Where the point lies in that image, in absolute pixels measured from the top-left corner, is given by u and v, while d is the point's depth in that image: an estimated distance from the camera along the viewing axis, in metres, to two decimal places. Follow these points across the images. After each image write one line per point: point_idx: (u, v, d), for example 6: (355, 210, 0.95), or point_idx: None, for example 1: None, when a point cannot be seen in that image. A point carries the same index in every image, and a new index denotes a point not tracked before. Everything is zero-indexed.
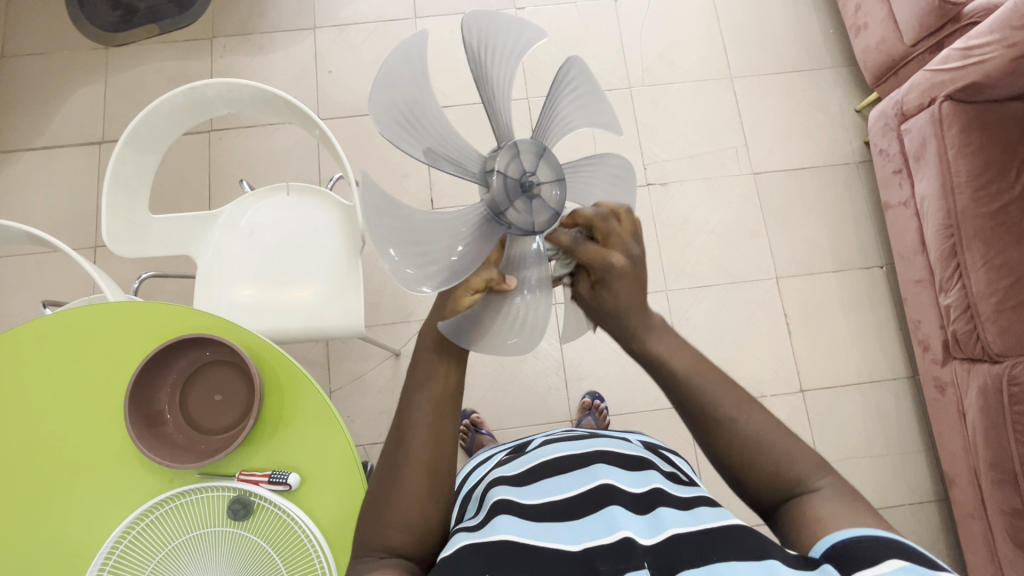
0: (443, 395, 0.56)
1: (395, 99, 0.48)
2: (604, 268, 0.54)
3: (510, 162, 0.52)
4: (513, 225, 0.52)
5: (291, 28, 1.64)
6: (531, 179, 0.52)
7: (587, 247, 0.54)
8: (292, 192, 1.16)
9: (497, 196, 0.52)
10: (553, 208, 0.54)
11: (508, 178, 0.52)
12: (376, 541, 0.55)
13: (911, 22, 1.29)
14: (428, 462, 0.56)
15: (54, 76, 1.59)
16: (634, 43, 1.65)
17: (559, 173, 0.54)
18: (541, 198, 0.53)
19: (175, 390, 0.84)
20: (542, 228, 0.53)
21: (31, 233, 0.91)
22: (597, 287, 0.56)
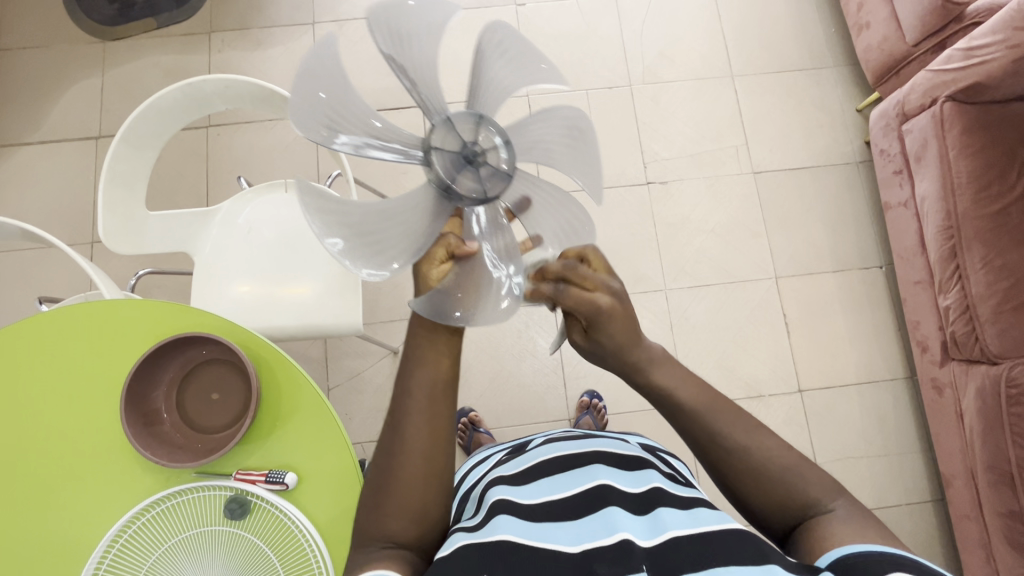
0: (438, 383, 0.55)
1: (314, 103, 0.53)
2: (591, 309, 0.55)
3: (447, 137, 0.58)
4: (463, 196, 0.58)
5: (290, 23, 1.63)
6: (474, 149, 0.58)
7: (569, 294, 0.55)
8: (291, 188, 1.16)
9: (441, 171, 0.57)
10: (501, 170, 0.59)
11: (450, 153, 0.57)
12: (377, 532, 0.55)
13: (913, 21, 1.29)
14: (423, 451, 0.54)
15: (51, 69, 1.58)
16: (635, 41, 1.64)
17: (500, 134, 0.59)
18: (486, 164, 0.58)
19: (171, 388, 0.84)
20: (492, 193, 0.59)
21: (26, 229, 0.90)
22: (590, 332, 0.57)
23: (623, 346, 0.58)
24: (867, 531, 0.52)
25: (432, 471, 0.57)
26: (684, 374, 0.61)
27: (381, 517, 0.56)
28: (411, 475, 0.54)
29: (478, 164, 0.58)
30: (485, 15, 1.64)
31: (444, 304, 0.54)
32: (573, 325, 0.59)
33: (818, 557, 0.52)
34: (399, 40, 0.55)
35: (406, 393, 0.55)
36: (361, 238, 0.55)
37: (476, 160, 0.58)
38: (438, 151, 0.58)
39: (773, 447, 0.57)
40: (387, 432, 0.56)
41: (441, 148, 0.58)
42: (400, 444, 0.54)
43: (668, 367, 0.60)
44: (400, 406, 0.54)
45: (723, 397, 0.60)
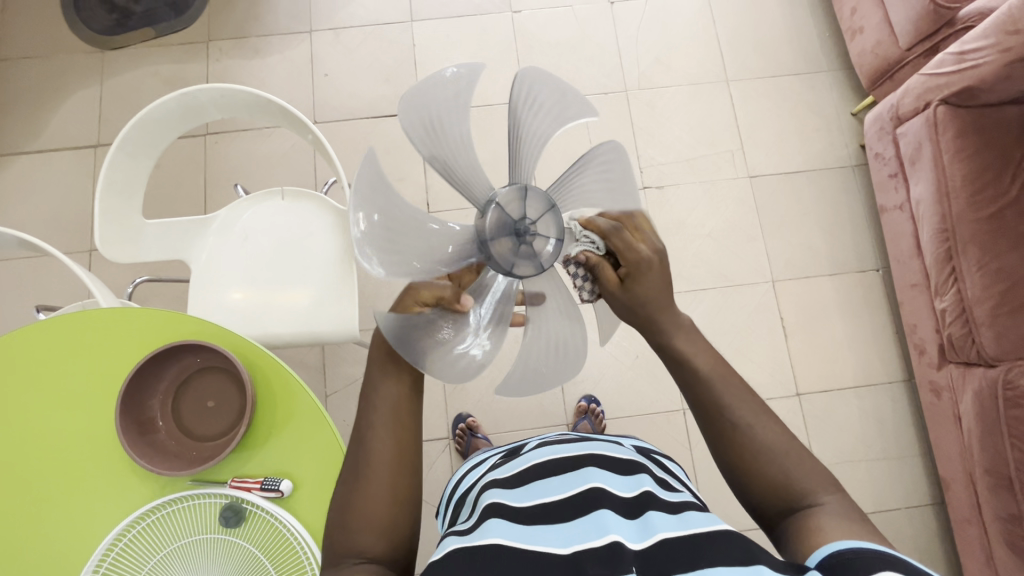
0: (401, 402, 0.60)
1: (419, 116, 0.52)
2: (637, 256, 0.57)
3: (514, 203, 0.57)
4: (494, 260, 0.56)
5: (288, 32, 1.64)
6: (527, 225, 0.56)
7: (621, 235, 0.57)
8: (287, 196, 1.16)
9: (489, 227, 0.56)
10: (539, 259, 0.56)
11: (506, 216, 0.56)
12: (347, 545, 0.55)
13: (906, 26, 1.29)
14: (388, 462, 0.58)
15: (50, 79, 1.59)
16: (630, 47, 1.65)
17: (560, 230, 0.57)
18: (530, 245, 0.56)
19: (167, 396, 0.84)
20: (518, 274, 0.57)
21: (23, 238, 0.90)
22: (626, 278, 0.57)
23: (652, 300, 0.59)
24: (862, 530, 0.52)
25: None
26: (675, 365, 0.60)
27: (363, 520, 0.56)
28: (376, 491, 0.57)
29: (524, 241, 0.56)
30: (481, 22, 1.65)
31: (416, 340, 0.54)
32: (608, 274, 0.58)
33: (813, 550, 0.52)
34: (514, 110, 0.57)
35: (370, 410, 0.59)
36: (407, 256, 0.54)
37: (526, 237, 0.56)
38: (498, 207, 0.57)
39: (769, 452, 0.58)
40: (349, 456, 0.60)
41: (503, 209, 0.57)
42: (364, 461, 0.58)
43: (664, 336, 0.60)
44: (363, 425, 0.59)
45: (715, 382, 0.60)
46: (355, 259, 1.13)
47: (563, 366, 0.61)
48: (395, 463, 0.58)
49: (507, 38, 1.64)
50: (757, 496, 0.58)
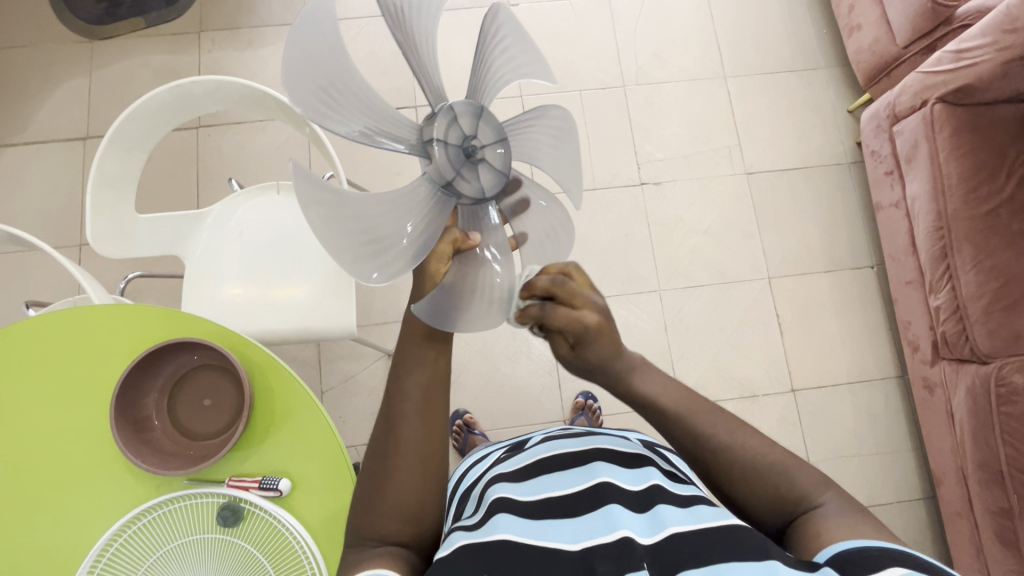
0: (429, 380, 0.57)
1: (315, 78, 0.49)
2: (580, 327, 0.58)
3: (448, 130, 0.55)
4: (461, 194, 0.57)
5: (282, 23, 1.61)
6: (473, 145, 0.55)
7: (558, 313, 0.58)
8: (282, 191, 1.14)
9: (441, 166, 0.55)
10: (497, 168, 0.57)
11: (450, 148, 0.55)
12: (370, 531, 0.56)
13: (904, 24, 1.30)
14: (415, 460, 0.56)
15: (37, 68, 1.56)
16: (628, 42, 1.64)
17: (500, 133, 0.57)
18: (483, 161, 0.56)
19: (163, 395, 0.82)
20: (488, 190, 0.58)
21: (13, 233, 0.88)
22: (577, 346, 0.60)
23: (605, 361, 0.62)
24: (864, 523, 0.53)
25: (429, 476, 0.57)
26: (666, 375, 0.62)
27: (384, 514, 0.56)
28: (413, 493, 0.56)
29: (474, 162, 0.56)
30: (477, 15, 1.63)
31: (445, 303, 0.56)
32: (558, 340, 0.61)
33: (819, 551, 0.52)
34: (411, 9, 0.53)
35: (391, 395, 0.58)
36: (366, 249, 0.51)
37: (475, 157, 0.56)
38: (439, 143, 0.55)
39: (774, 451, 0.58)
40: (378, 438, 0.58)
41: (445, 142, 0.55)
42: (395, 450, 0.56)
43: (646, 378, 0.63)
44: (396, 416, 0.57)
45: None
46: None
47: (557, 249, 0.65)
48: (424, 460, 0.57)
49: None
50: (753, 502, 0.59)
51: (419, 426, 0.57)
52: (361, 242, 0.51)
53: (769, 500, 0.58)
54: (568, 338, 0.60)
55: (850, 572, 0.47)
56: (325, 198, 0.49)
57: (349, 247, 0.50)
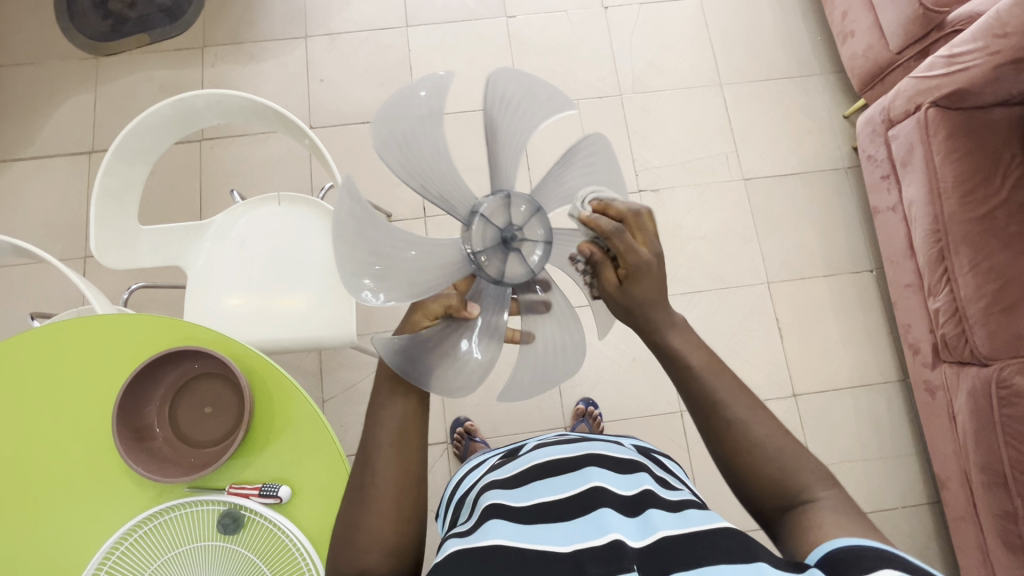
0: (407, 415, 0.60)
1: (399, 128, 0.54)
2: (638, 260, 0.57)
3: (499, 212, 0.60)
4: (483, 270, 0.60)
5: (283, 37, 1.64)
6: (515, 233, 0.60)
7: (622, 237, 0.57)
8: (282, 202, 1.16)
9: (476, 238, 0.60)
10: (527, 265, 0.61)
11: (492, 225, 0.60)
12: (353, 562, 0.56)
13: (896, 30, 1.31)
14: (401, 480, 0.59)
15: (44, 84, 1.58)
16: (625, 51, 1.66)
17: (547, 236, 0.60)
18: (518, 252, 0.60)
19: (164, 403, 0.83)
20: (511, 282, 0.61)
21: (18, 245, 0.89)
22: (626, 281, 0.58)
23: (648, 301, 0.59)
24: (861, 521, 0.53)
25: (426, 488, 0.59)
26: (685, 356, 0.62)
27: (385, 533, 0.57)
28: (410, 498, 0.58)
29: (511, 249, 0.60)
30: (475, 27, 1.65)
31: (417, 354, 0.59)
32: (609, 273, 0.59)
33: (812, 549, 0.52)
34: (434, 114, 0.56)
35: (376, 425, 0.60)
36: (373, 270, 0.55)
37: (512, 245, 0.60)
38: (482, 219, 0.60)
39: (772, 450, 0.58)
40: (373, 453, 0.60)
41: (489, 221, 0.60)
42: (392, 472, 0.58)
43: None
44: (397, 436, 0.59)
45: (710, 385, 0.62)
46: None
47: (560, 370, 0.65)
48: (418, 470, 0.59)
49: (502, 42, 1.64)
50: (754, 495, 0.59)
51: (413, 428, 0.60)
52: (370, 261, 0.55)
53: (766, 495, 0.58)
54: (619, 271, 0.58)
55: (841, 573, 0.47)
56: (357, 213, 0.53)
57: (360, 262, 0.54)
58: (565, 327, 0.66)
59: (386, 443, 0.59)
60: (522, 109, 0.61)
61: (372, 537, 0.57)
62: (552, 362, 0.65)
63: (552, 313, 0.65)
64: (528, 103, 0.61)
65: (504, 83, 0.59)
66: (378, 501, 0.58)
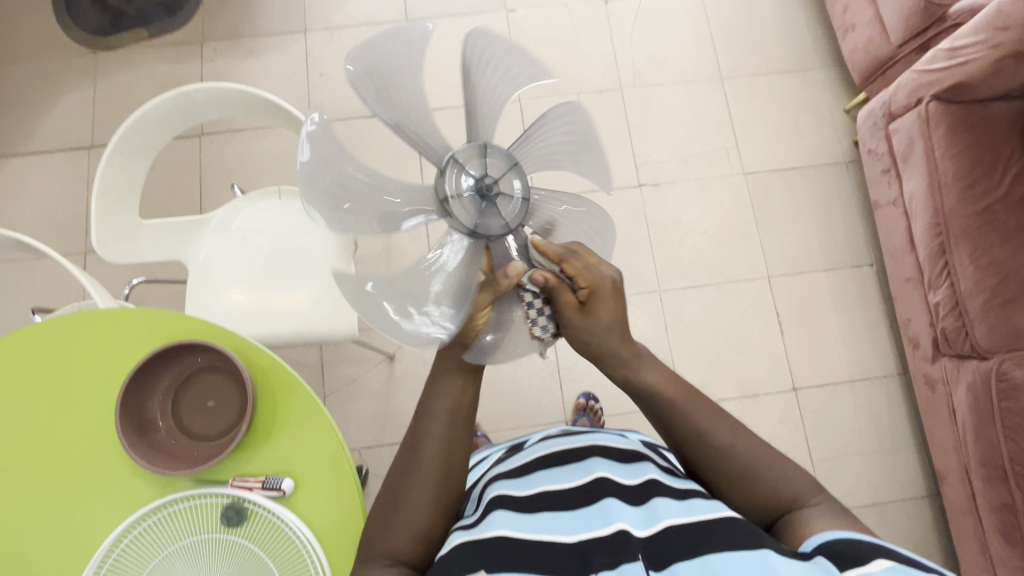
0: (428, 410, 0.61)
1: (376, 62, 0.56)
2: (596, 277, 0.59)
3: (461, 181, 0.60)
4: (490, 233, 0.61)
5: (282, 31, 1.63)
6: (489, 184, 0.60)
7: (576, 260, 0.59)
8: (283, 196, 1.16)
9: (451, 185, 0.60)
10: (504, 218, 0.61)
11: (468, 174, 0.60)
12: (384, 549, 0.58)
13: (897, 23, 1.31)
14: (424, 473, 0.59)
15: (43, 79, 1.58)
16: (625, 44, 1.65)
17: (525, 193, 0.62)
18: (493, 204, 0.60)
19: (167, 397, 0.83)
20: (515, 223, 0.62)
21: (19, 239, 0.89)
22: (588, 301, 0.59)
23: (609, 329, 0.60)
24: None
25: (446, 482, 0.59)
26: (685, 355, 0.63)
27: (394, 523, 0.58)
28: (418, 488, 0.58)
29: (490, 199, 0.60)
30: (475, 21, 1.65)
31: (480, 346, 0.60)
32: (567, 297, 0.58)
33: (815, 534, 0.53)
34: (479, 64, 0.60)
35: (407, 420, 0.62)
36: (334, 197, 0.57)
37: (490, 195, 0.60)
38: (460, 168, 0.60)
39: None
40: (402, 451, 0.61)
41: (460, 195, 0.60)
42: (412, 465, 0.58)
43: (646, 371, 0.63)
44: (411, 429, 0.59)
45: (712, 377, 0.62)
46: (352, 257, 1.13)
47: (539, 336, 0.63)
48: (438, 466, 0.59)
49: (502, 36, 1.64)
50: (759, 483, 0.59)
51: (427, 418, 0.60)
52: (335, 191, 0.57)
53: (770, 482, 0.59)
54: (580, 292, 0.58)
55: (839, 563, 0.48)
56: (402, 62, 0.57)
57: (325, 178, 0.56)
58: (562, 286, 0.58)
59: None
60: (573, 146, 0.66)
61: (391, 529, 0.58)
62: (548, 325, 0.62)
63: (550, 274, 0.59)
64: (581, 147, 0.66)
65: (568, 115, 0.64)
66: (397, 492, 0.59)
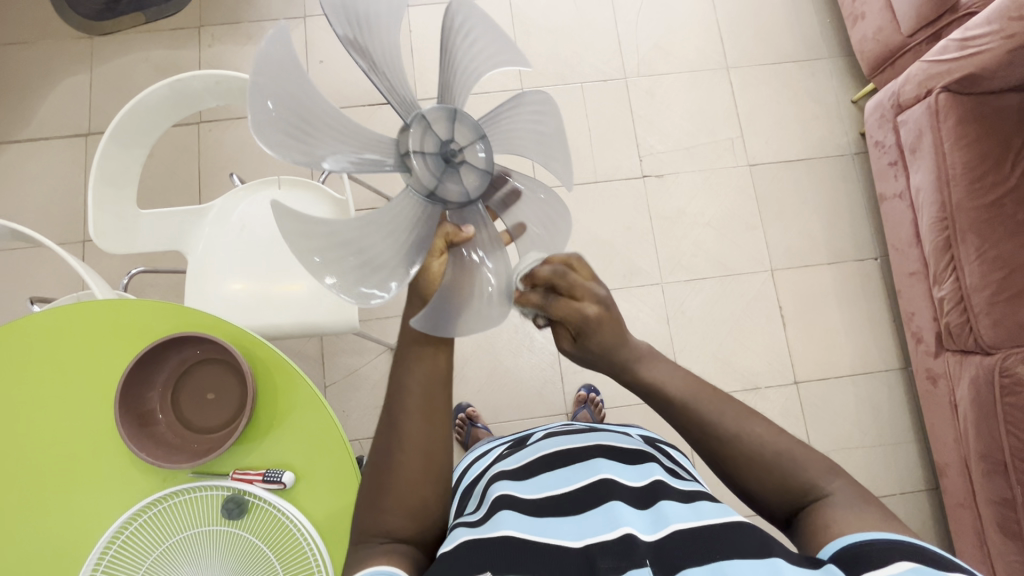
0: (427, 383, 0.57)
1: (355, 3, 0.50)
2: (580, 318, 0.58)
3: (424, 139, 0.56)
4: (447, 200, 0.57)
5: (281, 17, 1.61)
6: (452, 148, 0.57)
7: (559, 303, 0.58)
8: (283, 185, 1.14)
9: (415, 143, 0.55)
10: (466, 185, 0.58)
11: (432, 134, 0.56)
12: (377, 528, 0.57)
13: (909, 13, 1.28)
14: (416, 455, 0.57)
15: (38, 65, 1.56)
16: (629, 33, 1.63)
17: (489, 165, 0.59)
18: (456, 168, 0.57)
19: (166, 389, 0.83)
20: (476, 194, 0.59)
21: (15, 229, 0.88)
22: (578, 339, 0.60)
23: (610, 351, 0.60)
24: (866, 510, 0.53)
25: (433, 468, 0.57)
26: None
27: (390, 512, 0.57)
28: (409, 470, 0.56)
29: (455, 164, 0.57)
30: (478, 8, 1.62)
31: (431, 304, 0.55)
32: (562, 332, 0.61)
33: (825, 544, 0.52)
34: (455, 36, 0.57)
35: (397, 391, 0.57)
36: (288, 127, 0.49)
37: (455, 161, 0.57)
38: (425, 126, 0.56)
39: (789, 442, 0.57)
40: (382, 434, 0.58)
41: (422, 153, 0.55)
42: (402, 446, 0.56)
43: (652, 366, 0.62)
44: (397, 403, 0.57)
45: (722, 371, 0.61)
46: None
47: (497, 307, 0.59)
48: (428, 454, 0.57)
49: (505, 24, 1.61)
50: (760, 498, 0.58)
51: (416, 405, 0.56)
52: (288, 121, 0.49)
53: (776, 503, 0.57)
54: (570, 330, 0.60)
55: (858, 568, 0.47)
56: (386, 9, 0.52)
57: (279, 93, 0.48)
58: (500, 264, 0.60)
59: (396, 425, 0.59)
60: (537, 136, 0.63)
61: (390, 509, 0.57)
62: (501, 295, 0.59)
63: (493, 254, 0.60)
64: (541, 139, 0.63)
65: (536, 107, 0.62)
66: (382, 476, 0.57)
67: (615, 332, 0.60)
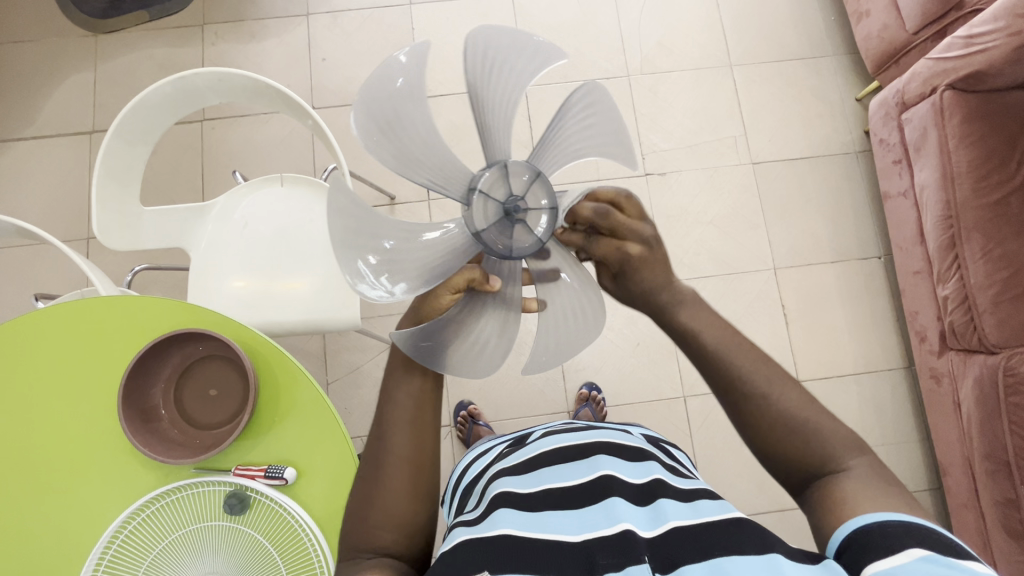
0: (419, 398, 0.59)
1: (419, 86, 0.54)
2: (620, 259, 0.57)
3: (498, 185, 0.57)
4: (487, 244, 0.57)
5: (285, 15, 1.61)
6: (517, 204, 0.56)
7: (601, 243, 0.57)
8: (286, 182, 1.15)
9: (486, 184, 0.57)
10: (512, 241, 0.57)
11: (507, 185, 0.57)
12: (364, 541, 0.57)
13: (914, 10, 1.28)
14: (406, 459, 0.59)
15: (42, 62, 1.56)
16: (632, 30, 1.62)
17: (545, 239, 0.57)
18: (512, 223, 0.57)
19: (169, 386, 0.83)
20: (519, 255, 0.57)
21: (19, 226, 0.88)
22: (618, 278, 0.59)
23: (649, 292, 0.59)
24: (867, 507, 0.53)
25: (420, 475, 0.59)
26: (692, 348, 0.61)
27: (382, 519, 0.57)
28: (394, 480, 0.58)
29: (513, 220, 0.57)
30: (481, 5, 1.62)
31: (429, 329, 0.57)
32: (601, 268, 0.60)
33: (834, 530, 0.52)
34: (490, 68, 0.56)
35: (388, 403, 0.59)
36: (382, 120, 0.53)
37: (514, 217, 0.56)
38: (504, 174, 0.57)
39: (789, 441, 0.57)
40: (369, 449, 0.60)
41: (488, 196, 0.57)
42: (388, 457, 0.58)
43: None
44: (384, 416, 0.59)
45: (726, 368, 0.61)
46: None
47: (484, 364, 0.60)
48: (415, 463, 0.59)
49: (508, 22, 1.61)
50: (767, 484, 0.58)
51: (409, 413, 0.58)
52: (386, 118, 0.53)
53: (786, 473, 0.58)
54: (610, 268, 0.59)
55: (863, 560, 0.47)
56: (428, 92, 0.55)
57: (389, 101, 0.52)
58: (509, 324, 0.60)
59: (396, 421, 0.59)
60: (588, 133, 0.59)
61: (380, 519, 0.57)
62: (494, 353, 0.61)
63: (506, 310, 0.60)
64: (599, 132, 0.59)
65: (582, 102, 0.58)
66: (371, 487, 0.58)
67: (659, 275, 0.58)
